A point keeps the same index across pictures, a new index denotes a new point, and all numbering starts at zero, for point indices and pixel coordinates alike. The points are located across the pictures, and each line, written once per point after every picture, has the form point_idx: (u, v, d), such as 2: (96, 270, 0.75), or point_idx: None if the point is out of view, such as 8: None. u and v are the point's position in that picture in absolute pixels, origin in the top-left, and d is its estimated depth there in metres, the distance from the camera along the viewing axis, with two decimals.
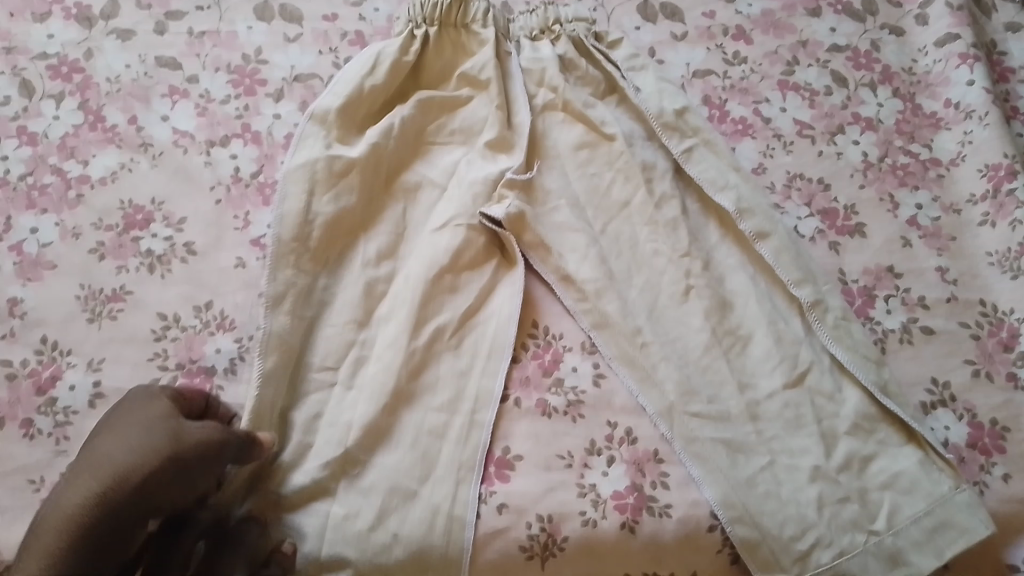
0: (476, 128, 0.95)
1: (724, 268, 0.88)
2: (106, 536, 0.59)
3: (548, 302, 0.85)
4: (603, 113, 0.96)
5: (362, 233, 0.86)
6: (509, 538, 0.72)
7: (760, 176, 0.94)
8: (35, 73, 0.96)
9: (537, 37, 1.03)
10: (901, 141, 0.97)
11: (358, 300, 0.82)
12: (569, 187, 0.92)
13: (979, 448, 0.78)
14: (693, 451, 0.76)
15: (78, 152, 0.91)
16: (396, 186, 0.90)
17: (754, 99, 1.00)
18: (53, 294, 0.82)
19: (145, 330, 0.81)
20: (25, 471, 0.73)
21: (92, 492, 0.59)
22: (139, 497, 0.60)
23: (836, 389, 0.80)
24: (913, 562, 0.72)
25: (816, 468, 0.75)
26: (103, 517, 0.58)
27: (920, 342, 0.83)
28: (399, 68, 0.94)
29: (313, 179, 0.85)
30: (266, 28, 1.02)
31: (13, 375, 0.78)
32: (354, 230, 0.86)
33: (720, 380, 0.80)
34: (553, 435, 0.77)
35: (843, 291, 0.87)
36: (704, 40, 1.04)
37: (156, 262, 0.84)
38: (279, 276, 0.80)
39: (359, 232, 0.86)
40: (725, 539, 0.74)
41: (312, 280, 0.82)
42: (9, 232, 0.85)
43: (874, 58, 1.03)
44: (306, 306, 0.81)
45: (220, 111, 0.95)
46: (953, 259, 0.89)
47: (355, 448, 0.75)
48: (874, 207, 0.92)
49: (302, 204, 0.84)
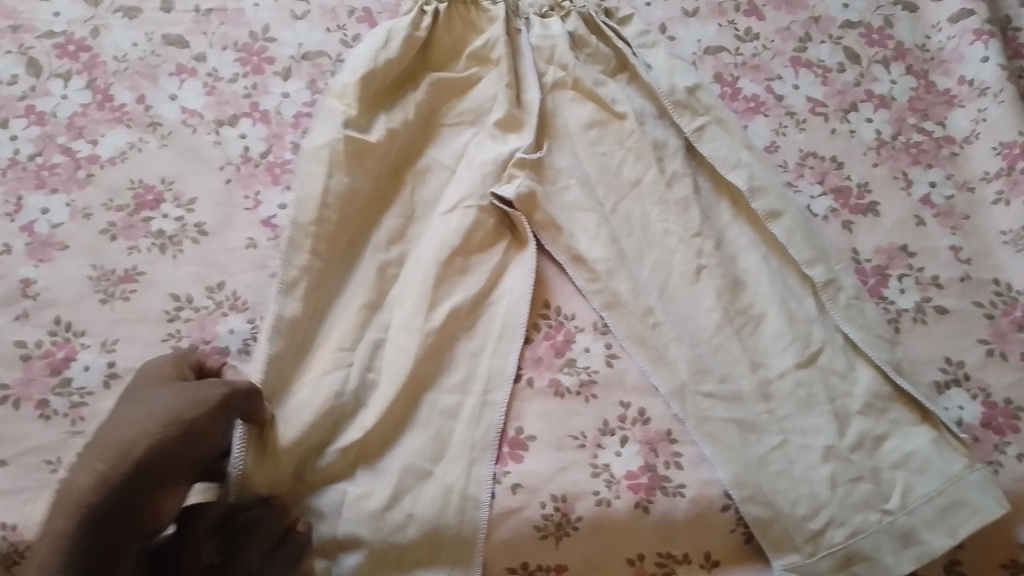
0: (485, 108, 0.94)
1: (736, 248, 0.87)
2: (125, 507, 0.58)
3: (559, 282, 0.85)
4: (614, 92, 0.95)
5: (372, 216, 0.86)
6: (523, 518, 0.73)
7: (772, 155, 0.93)
8: (42, 51, 0.95)
9: (547, 14, 1.02)
10: (914, 118, 0.96)
11: (371, 283, 0.82)
12: (580, 165, 0.91)
13: (991, 428, 0.78)
14: (705, 430, 0.76)
15: (87, 132, 0.90)
16: (407, 171, 0.90)
17: (766, 76, 0.99)
18: (64, 275, 0.82)
19: (157, 310, 0.80)
20: (40, 452, 0.73)
21: (104, 469, 0.58)
22: (147, 470, 0.60)
23: (848, 368, 0.80)
24: (926, 540, 0.72)
25: (829, 447, 0.75)
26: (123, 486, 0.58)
27: (933, 321, 0.83)
28: (410, 46, 0.93)
29: (333, 159, 0.84)
30: (273, 5, 1.01)
31: (26, 356, 0.78)
32: (365, 212, 0.86)
33: (733, 359, 0.80)
34: (566, 415, 0.77)
35: (856, 270, 0.86)
36: (716, 16, 1.03)
37: (167, 242, 0.84)
38: (292, 258, 0.80)
39: (370, 214, 0.86)
40: (738, 519, 0.74)
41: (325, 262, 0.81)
42: (19, 212, 0.85)
43: (887, 34, 1.02)
44: (320, 288, 0.80)
45: (229, 89, 0.94)
46: (967, 238, 0.88)
47: (372, 432, 0.74)
48: (887, 185, 0.91)
49: (321, 184, 0.82)
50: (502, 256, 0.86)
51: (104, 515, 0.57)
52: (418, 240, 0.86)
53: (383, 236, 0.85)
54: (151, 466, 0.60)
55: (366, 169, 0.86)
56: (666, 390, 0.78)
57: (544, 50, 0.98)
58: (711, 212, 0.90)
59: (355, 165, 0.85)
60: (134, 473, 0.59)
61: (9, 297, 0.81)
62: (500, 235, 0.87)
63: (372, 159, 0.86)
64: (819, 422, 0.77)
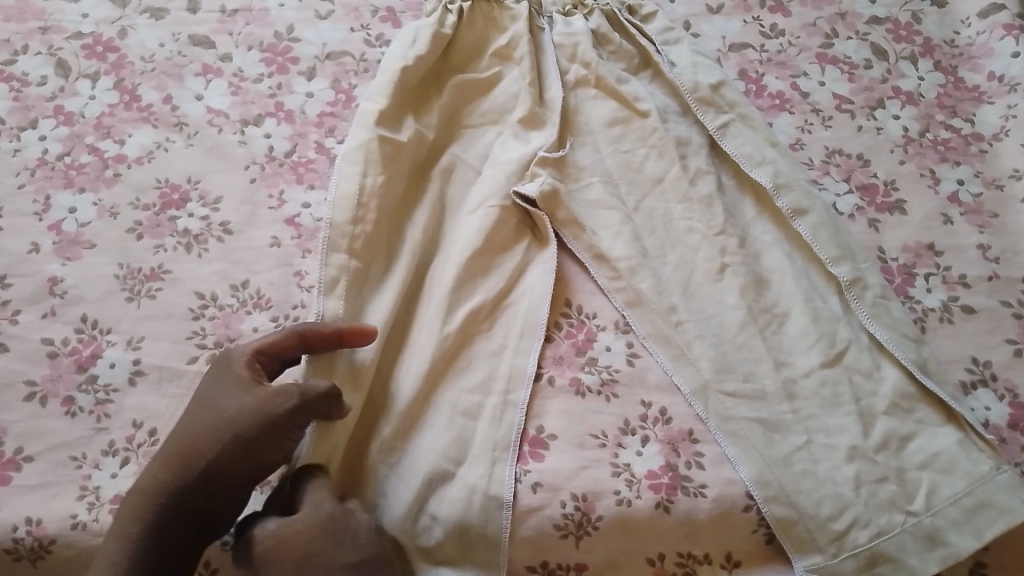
0: (508, 107, 0.94)
1: (760, 245, 0.87)
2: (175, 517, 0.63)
3: (581, 280, 0.85)
4: (636, 89, 0.95)
5: (403, 216, 0.86)
6: (544, 516, 0.73)
7: (797, 152, 0.92)
8: (71, 52, 0.96)
9: (570, 11, 1.02)
10: (941, 115, 0.95)
11: (402, 281, 0.81)
12: (602, 162, 0.91)
13: (1020, 429, 0.77)
14: (728, 430, 0.76)
15: (114, 131, 0.91)
16: (431, 170, 0.90)
17: (791, 72, 0.98)
18: (92, 272, 0.83)
19: (183, 307, 0.81)
20: (68, 447, 0.74)
21: (162, 478, 0.63)
22: (201, 479, 0.63)
23: (873, 368, 0.79)
24: (952, 542, 0.71)
25: (853, 448, 0.74)
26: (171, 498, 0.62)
27: (961, 320, 0.82)
28: (434, 46, 0.94)
29: (365, 160, 0.84)
30: (298, 5, 1.01)
31: (54, 353, 0.79)
32: (397, 213, 0.86)
33: (756, 358, 0.80)
34: (587, 414, 0.77)
35: (882, 269, 0.85)
36: (740, 12, 1.03)
37: (193, 240, 0.85)
38: (334, 259, 0.80)
39: (402, 214, 0.86)
40: (760, 519, 0.73)
41: (366, 264, 0.81)
42: (48, 211, 0.86)
43: (914, 29, 1.01)
44: (360, 289, 0.80)
45: (253, 88, 0.95)
46: (996, 235, 0.87)
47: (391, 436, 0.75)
48: (914, 182, 0.90)
49: (356, 185, 0.83)
50: (525, 255, 0.86)
51: (160, 524, 0.62)
52: (445, 239, 0.86)
53: (412, 234, 0.85)
54: (207, 474, 0.63)
55: (396, 168, 0.86)
56: (689, 389, 0.78)
57: (566, 47, 0.98)
58: (735, 209, 0.89)
59: (388, 164, 0.85)
60: (190, 482, 0.63)
61: (37, 295, 0.82)
62: (523, 233, 0.87)
63: (401, 159, 0.86)
64: (843, 421, 0.76)
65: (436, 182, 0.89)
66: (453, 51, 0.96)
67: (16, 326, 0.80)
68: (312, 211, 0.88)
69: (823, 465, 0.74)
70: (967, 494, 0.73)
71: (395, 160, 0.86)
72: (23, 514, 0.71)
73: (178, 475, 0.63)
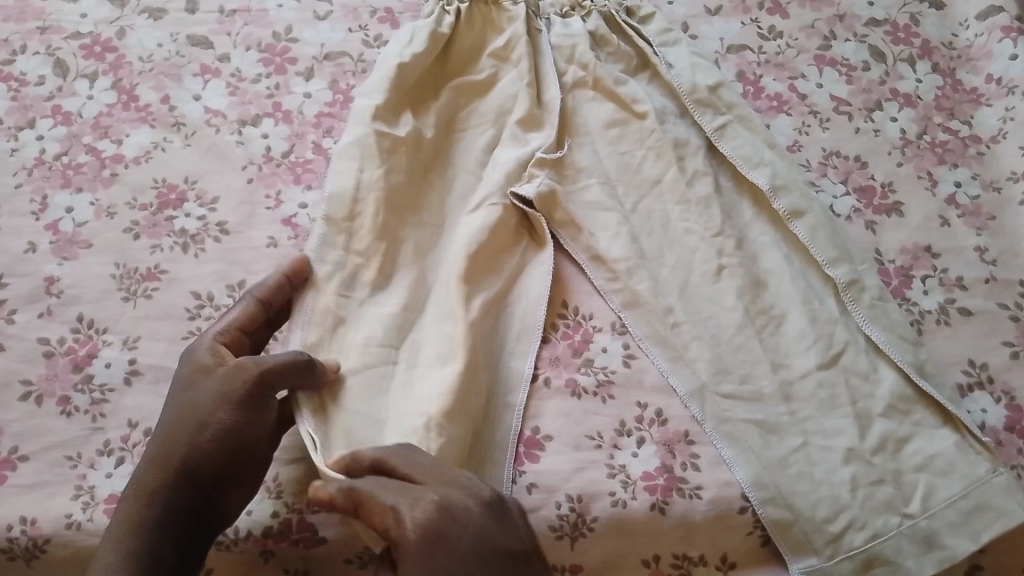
0: (507, 107, 0.94)
1: (758, 246, 0.87)
2: (174, 515, 0.65)
3: (579, 281, 0.85)
4: (634, 90, 0.94)
5: (408, 217, 0.85)
6: (540, 517, 0.72)
7: (795, 153, 0.92)
8: (69, 52, 0.97)
9: (567, 14, 1.02)
10: (940, 116, 0.95)
11: (410, 286, 0.81)
12: (601, 163, 0.91)
13: (1017, 432, 0.76)
14: (725, 431, 0.76)
15: (112, 131, 0.91)
16: (433, 175, 0.90)
17: (790, 74, 0.98)
18: (89, 272, 0.83)
19: (180, 307, 0.81)
20: (64, 447, 0.74)
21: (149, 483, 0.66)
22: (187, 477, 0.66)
23: (871, 370, 0.79)
24: (948, 545, 0.71)
25: (850, 450, 0.74)
26: (167, 498, 0.65)
27: (958, 322, 0.82)
28: (433, 44, 0.94)
29: (365, 155, 0.84)
30: (297, 5, 1.02)
31: (51, 353, 0.79)
32: (402, 213, 0.85)
33: (754, 359, 0.79)
34: (583, 415, 0.77)
35: (880, 271, 0.85)
36: (739, 13, 1.03)
37: (190, 240, 0.85)
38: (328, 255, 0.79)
39: (407, 215, 0.85)
40: (757, 521, 0.73)
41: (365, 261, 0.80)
42: (45, 210, 0.86)
43: (913, 31, 1.01)
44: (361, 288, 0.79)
45: (252, 89, 0.95)
46: (994, 237, 0.87)
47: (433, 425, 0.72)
48: (913, 184, 0.90)
49: (353, 180, 0.83)
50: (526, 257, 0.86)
51: (151, 525, 0.64)
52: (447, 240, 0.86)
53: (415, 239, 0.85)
54: (190, 472, 0.66)
55: (399, 168, 0.86)
56: (685, 391, 0.78)
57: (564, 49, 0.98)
58: (733, 211, 0.89)
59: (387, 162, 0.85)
60: (176, 483, 0.65)
61: (35, 295, 0.82)
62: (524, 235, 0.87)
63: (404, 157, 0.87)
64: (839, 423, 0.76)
65: (438, 186, 0.89)
66: (452, 53, 0.97)
67: (14, 325, 0.80)
68: (310, 211, 0.87)
69: (820, 468, 0.74)
70: (964, 497, 0.73)
71: (397, 158, 0.86)
72: (19, 513, 0.71)
73: (165, 479, 0.65)
